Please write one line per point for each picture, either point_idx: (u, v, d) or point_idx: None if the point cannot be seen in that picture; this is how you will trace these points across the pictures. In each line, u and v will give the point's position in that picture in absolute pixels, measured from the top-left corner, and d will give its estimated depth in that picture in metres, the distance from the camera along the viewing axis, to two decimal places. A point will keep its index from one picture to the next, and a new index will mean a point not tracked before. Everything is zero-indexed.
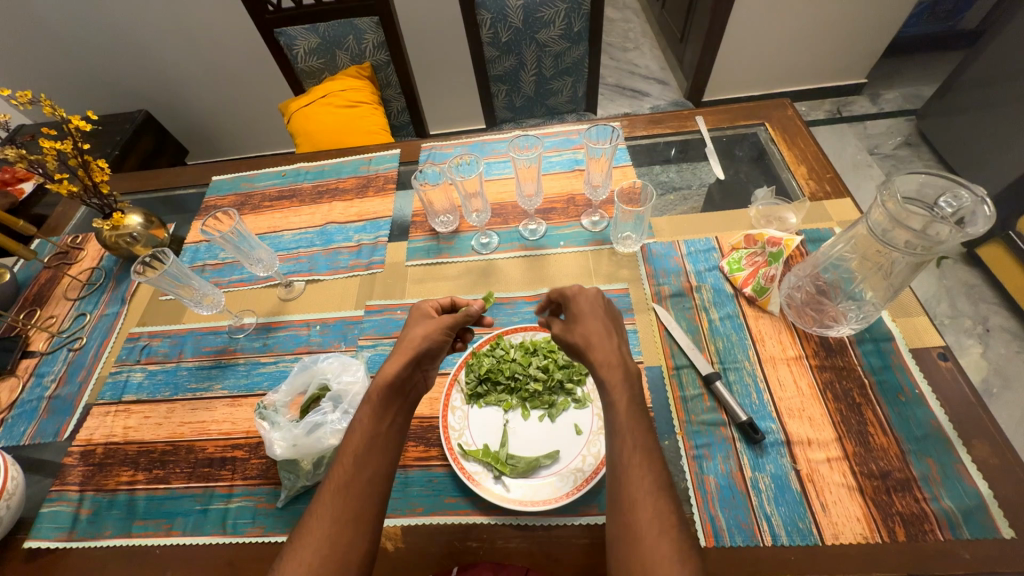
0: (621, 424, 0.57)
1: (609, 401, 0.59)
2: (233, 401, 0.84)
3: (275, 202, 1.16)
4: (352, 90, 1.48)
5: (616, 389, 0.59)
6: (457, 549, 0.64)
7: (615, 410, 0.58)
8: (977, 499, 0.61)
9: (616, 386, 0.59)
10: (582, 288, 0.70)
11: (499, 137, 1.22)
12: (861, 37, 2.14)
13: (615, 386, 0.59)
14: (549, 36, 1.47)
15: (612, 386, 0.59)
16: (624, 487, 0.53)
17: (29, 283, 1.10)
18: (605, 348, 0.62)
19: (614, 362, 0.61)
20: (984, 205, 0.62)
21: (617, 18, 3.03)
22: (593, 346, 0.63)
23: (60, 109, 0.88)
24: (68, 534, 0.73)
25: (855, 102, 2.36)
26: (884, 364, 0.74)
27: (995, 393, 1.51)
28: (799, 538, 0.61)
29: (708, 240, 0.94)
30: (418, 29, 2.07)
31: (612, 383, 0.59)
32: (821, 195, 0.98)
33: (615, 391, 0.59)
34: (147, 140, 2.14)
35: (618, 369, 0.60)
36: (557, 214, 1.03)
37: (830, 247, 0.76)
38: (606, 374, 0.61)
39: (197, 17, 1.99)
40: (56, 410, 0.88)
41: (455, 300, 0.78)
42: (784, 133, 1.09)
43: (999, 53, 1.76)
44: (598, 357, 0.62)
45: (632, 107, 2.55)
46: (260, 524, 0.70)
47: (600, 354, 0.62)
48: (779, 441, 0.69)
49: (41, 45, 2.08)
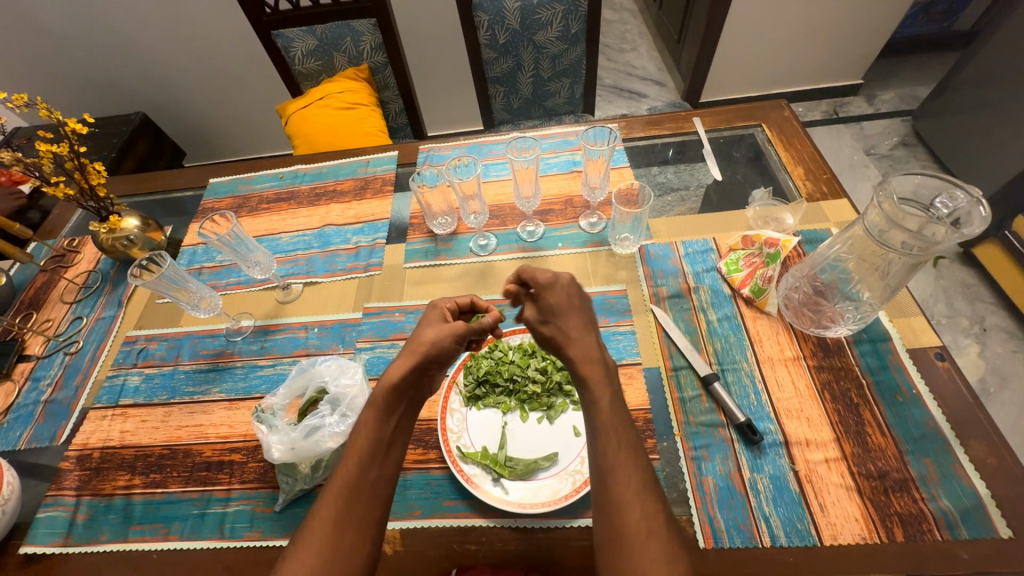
0: (603, 421, 0.57)
1: (590, 399, 0.59)
2: (231, 404, 0.84)
3: (273, 205, 1.16)
4: (350, 92, 1.48)
5: (597, 386, 0.59)
6: (455, 551, 0.64)
7: (596, 409, 0.58)
8: (975, 499, 0.61)
9: (596, 383, 0.59)
10: (556, 274, 0.65)
11: (497, 138, 1.22)
12: (857, 38, 2.15)
13: (595, 384, 0.59)
14: (547, 38, 1.47)
15: (593, 384, 0.59)
16: (610, 489, 0.53)
17: (25, 286, 1.09)
18: (585, 343, 0.61)
19: (592, 361, 0.60)
20: (979, 206, 0.62)
21: (614, 19, 3.04)
22: (571, 341, 0.62)
23: (57, 112, 0.87)
24: (64, 539, 0.72)
25: (852, 103, 2.37)
26: (882, 364, 0.74)
27: (993, 393, 1.51)
28: (798, 539, 0.61)
29: (705, 241, 0.94)
30: (415, 30, 2.07)
31: (592, 380, 0.59)
32: (818, 196, 0.98)
33: (598, 389, 0.59)
34: (144, 142, 2.14)
35: (598, 365, 0.60)
36: (555, 215, 1.04)
37: (827, 248, 0.77)
38: (585, 371, 0.60)
39: (193, 19, 1.99)
40: (52, 415, 0.88)
41: (473, 300, 0.77)
42: (781, 134, 1.10)
43: (993, 54, 1.77)
44: (575, 352, 0.61)
45: (630, 108, 2.56)
46: (258, 528, 0.69)
47: (579, 348, 0.61)
48: (777, 442, 0.69)
49: (38, 48, 2.08)
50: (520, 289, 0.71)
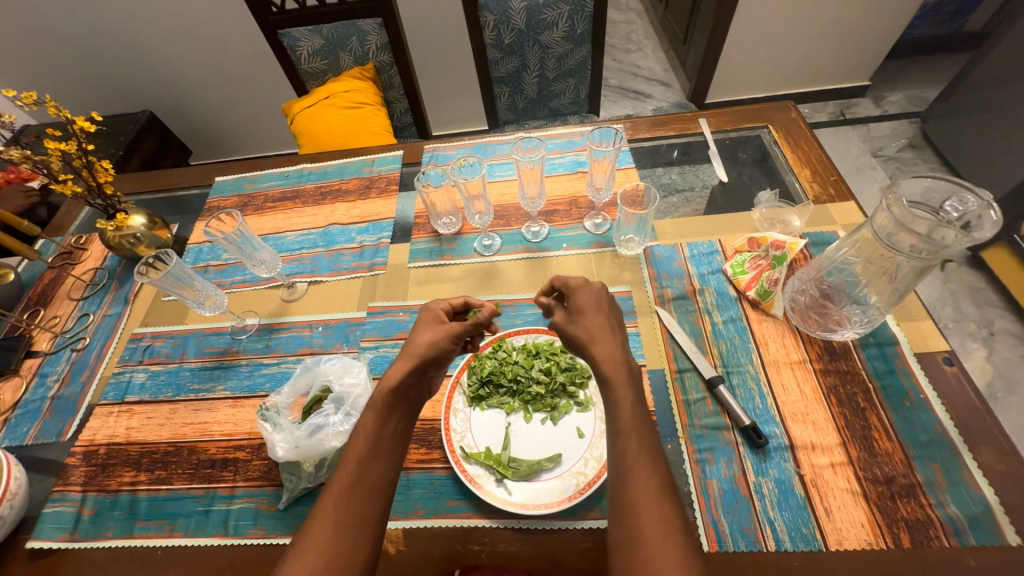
0: (624, 423, 0.56)
1: (613, 399, 0.59)
2: (235, 402, 0.84)
3: (278, 203, 1.16)
4: (355, 91, 1.48)
5: (620, 388, 0.59)
6: (459, 552, 0.64)
7: (619, 410, 0.58)
8: (982, 505, 0.61)
9: (620, 385, 0.59)
10: (587, 281, 0.69)
11: (502, 139, 1.22)
12: (865, 39, 2.13)
13: (618, 385, 0.59)
14: (553, 38, 1.47)
15: (617, 384, 0.59)
16: (627, 491, 0.53)
17: (33, 283, 1.10)
18: (609, 345, 0.62)
19: (617, 363, 0.60)
20: (990, 210, 0.61)
21: (619, 20, 3.03)
22: (596, 341, 0.62)
23: (65, 110, 0.88)
24: (70, 534, 0.73)
25: (858, 104, 2.36)
26: (888, 368, 0.74)
27: (999, 397, 1.50)
28: (802, 543, 0.60)
29: (711, 243, 0.94)
30: (421, 29, 2.07)
31: (616, 381, 0.59)
32: (824, 198, 0.97)
33: (620, 390, 0.59)
34: (150, 140, 2.15)
35: (622, 367, 0.60)
36: (560, 216, 1.03)
37: (834, 251, 0.76)
38: (609, 371, 0.60)
39: (200, 18, 2.00)
40: (59, 411, 0.88)
41: (467, 301, 0.77)
42: (787, 136, 1.09)
43: (1004, 56, 1.76)
44: (599, 353, 0.62)
45: (634, 109, 2.55)
46: (262, 526, 0.70)
47: (603, 350, 0.62)
48: (782, 446, 0.68)
49: (46, 47, 2.09)
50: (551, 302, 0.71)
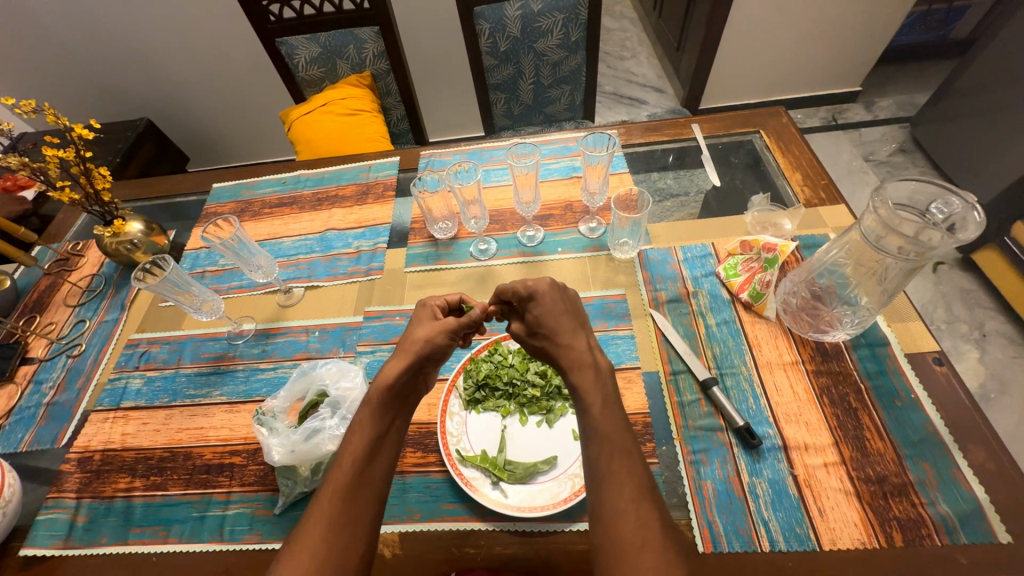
0: (596, 428, 0.57)
1: (584, 405, 0.59)
2: (232, 407, 0.84)
3: (275, 209, 1.17)
4: (352, 98, 1.50)
5: (589, 394, 0.59)
6: (454, 555, 0.64)
7: (590, 415, 0.58)
8: (973, 504, 0.61)
9: (589, 389, 0.59)
10: (540, 280, 0.67)
11: (497, 144, 1.23)
12: (857, 45, 2.16)
13: (588, 390, 0.59)
14: (547, 45, 1.49)
15: (585, 390, 0.59)
16: (605, 496, 0.53)
17: (29, 290, 1.10)
18: (577, 347, 0.62)
19: (583, 366, 0.61)
20: (974, 211, 0.63)
21: (614, 27, 3.07)
22: (564, 347, 0.62)
23: (64, 117, 0.88)
24: (64, 541, 0.73)
25: (850, 110, 2.39)
26: (880, 369, 0.75)
27: (993, 398, 1.51)
28: (796, 543, 0.61)
29: (704, 246, 0.95)
30: (418, 37, 2.09)
31: (585, 387, 0.59)
32: (816, 202, 0.98)
33: (589, 394, 0.59)
34: (148, 146, 2.16)
35: (589, 370, 0.60)
36: (555, 220, 1.04)
37: (824, 253, 0.77)
38: (577, 378, 0.60)
39: (198, 28, 2.02)
40: (54, 417, 0.88)
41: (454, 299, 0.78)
42: (779, 140, 1.11)
43: (990, 62, 1.79)
44: (568, 359, 0.62)
45: (629, 115, 2.58)
46: (258, 531, 0.70)
47: (570, 356, 0.62)
48: (776, 446, 0.69)
49: (44, 55, 2.10)
50: (503, 306, 0.76)
